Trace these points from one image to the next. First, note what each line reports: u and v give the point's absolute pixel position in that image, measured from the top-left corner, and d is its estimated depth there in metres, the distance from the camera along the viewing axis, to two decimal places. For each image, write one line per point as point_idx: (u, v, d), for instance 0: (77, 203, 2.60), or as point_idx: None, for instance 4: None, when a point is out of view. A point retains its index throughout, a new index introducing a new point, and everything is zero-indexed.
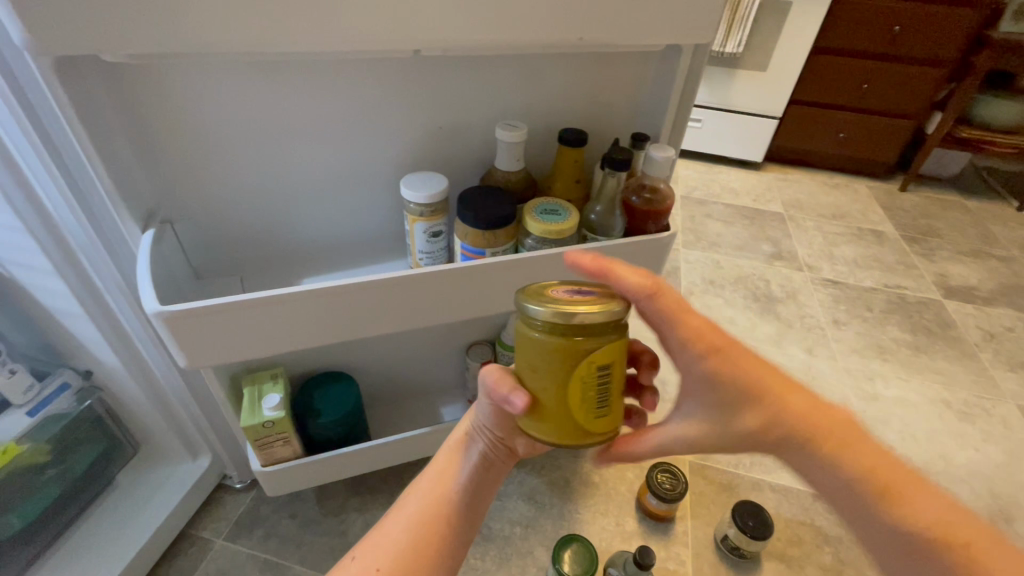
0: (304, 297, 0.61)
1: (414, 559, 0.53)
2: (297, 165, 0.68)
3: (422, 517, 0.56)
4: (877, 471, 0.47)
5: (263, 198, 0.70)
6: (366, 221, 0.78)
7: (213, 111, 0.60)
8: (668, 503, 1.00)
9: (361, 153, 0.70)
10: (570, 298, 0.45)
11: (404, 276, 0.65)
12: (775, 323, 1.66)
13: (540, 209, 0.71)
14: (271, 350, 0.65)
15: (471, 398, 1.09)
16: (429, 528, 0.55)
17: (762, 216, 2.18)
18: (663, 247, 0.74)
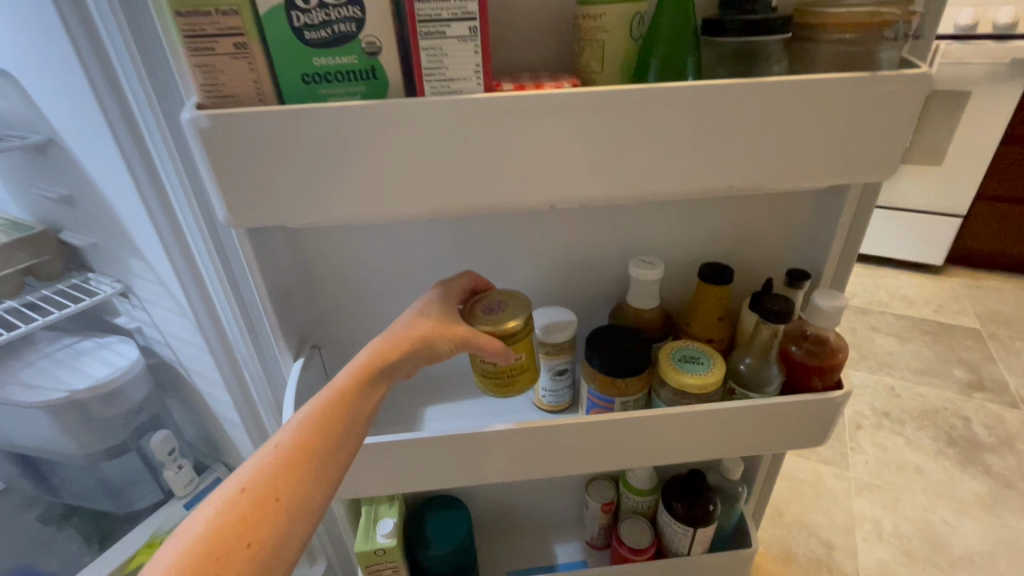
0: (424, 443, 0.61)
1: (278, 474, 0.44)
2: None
3: (302, 448, 0.46)
4: None
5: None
6: None
7: (365, 259, 0.66)
8: None
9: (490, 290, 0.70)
10: (499, 314, 0.61)
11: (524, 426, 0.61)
12: (985, 479, 1.29)
13: (679, 355, 0.64)
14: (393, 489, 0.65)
15: (589, 540, 0.98)
16: (304, 444, 0.46)
17: (949, 332, 1.81)
18: (833, 410, 0.61)
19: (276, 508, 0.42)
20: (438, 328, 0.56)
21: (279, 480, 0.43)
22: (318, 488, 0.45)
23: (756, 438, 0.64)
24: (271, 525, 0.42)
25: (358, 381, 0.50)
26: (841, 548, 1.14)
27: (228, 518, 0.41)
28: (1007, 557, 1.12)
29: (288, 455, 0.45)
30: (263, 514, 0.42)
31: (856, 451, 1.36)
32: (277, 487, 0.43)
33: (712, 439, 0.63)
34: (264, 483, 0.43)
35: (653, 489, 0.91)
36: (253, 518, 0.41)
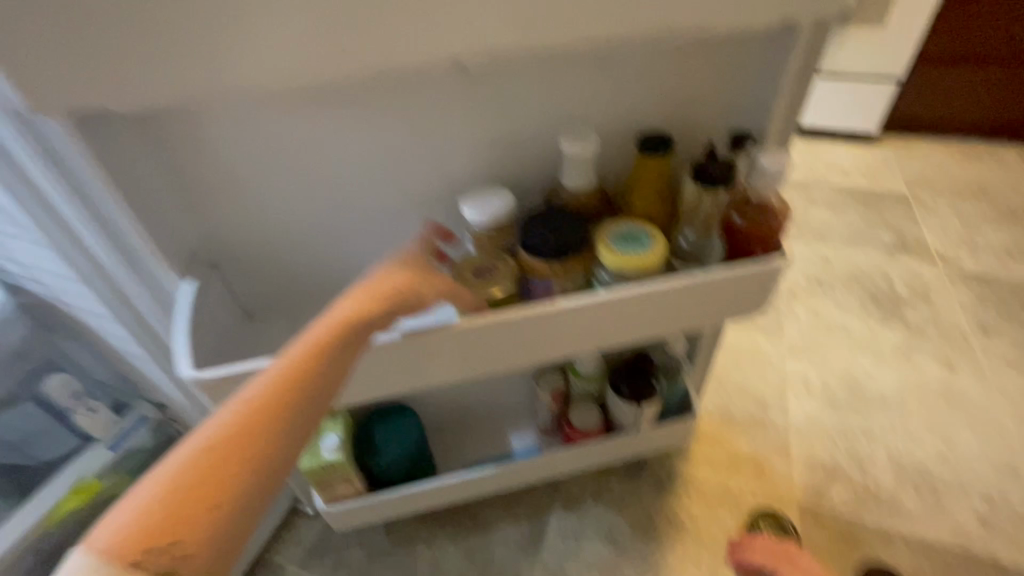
0: None
1: (250, 431, 0.37)
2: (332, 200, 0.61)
3: (273, 401, 0.39)
4: None
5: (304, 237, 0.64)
6: None
7: (244, 152, 0.55)
8: None
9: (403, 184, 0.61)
10: (485, 280, 0.61)
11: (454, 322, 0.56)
12: (903, 331, 1.39)
13: (619, 235, 0.59)
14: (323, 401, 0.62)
15: (541, 427, 1.01)
16: (280, 399, 0.39)
17: (879, 199, 1.87)
18: (774, 277, 0.60)
19: (237, 479, 0.36)
20: (418, 280, 0.51)
21: (241, 443, 0.36)
22: (286, 454, 0.39)
23: (695, 313, 0.62)
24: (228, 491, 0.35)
25: (336, 333, 0.44)
26: (775, 406, 1.22)
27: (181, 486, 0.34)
28: (917, 396, 1.23)
29: (250, 418, 0.38)
30: (222, 484, 0.35)
31: (790, 318, 1.43)
32: (250, 446, 0.37)
33: (653, 319, 0.61)
34: (225, 444, 0.36)
35: (600, 374, 0.92)
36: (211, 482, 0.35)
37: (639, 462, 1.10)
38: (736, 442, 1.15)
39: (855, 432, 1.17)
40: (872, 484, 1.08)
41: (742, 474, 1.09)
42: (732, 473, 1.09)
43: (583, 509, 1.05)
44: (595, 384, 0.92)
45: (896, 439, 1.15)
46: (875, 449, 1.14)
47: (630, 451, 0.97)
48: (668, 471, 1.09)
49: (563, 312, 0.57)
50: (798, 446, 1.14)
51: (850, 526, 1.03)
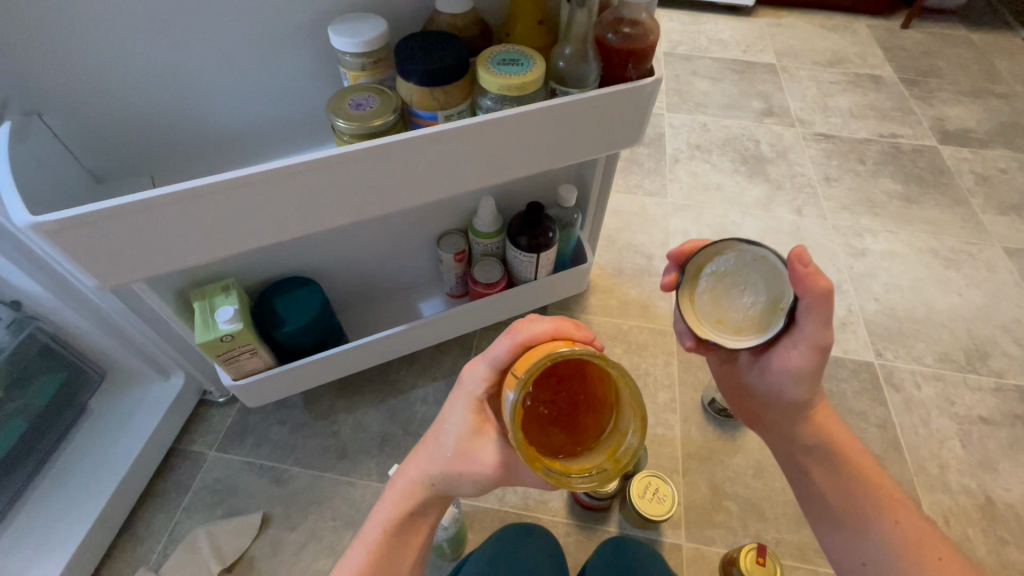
0: (239, 183, 0.54)
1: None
2: (214, 84, 0.63)
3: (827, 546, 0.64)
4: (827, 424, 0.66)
5: (169, 105, 0.63)
6: (272, 103, 0.68)
7: (96, 20, 0.54)
8: None
9: (289, 69, 0.65)
10: (366, 112, 0.57)
11: (341, 152, 0.55)
12: (764, 185, 1.57)
13: (499, 58, 0.58)
14: (191, 249, 0.59)
15: (449, 291, 1.04)
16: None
17: (752, 69, 1.98)
18: (646, 97, 0.63)
19: None
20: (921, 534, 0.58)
21: None
22: None
23: (575, 142, 0.65)
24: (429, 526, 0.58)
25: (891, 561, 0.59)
26: (660, 257, 1.36)
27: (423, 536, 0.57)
28: (772, 238, 1.42)
29: None
30: None
31: (672, 181, 1.55)
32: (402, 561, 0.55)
33: (529, 148, 0.63)
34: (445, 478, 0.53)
35: (500, 232, 0.95)
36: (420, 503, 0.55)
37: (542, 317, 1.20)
38: (625, 290, 1.28)
39: None
40: None
41: (631, 315, 1.22)
42: (623, 316, 1.22)
43: None
44: (496, 241, 0.95)
45: None
46: None
47: (534, 301, 1.04)
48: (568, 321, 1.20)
49: (433, 138, 0.57)
50: None
51: None
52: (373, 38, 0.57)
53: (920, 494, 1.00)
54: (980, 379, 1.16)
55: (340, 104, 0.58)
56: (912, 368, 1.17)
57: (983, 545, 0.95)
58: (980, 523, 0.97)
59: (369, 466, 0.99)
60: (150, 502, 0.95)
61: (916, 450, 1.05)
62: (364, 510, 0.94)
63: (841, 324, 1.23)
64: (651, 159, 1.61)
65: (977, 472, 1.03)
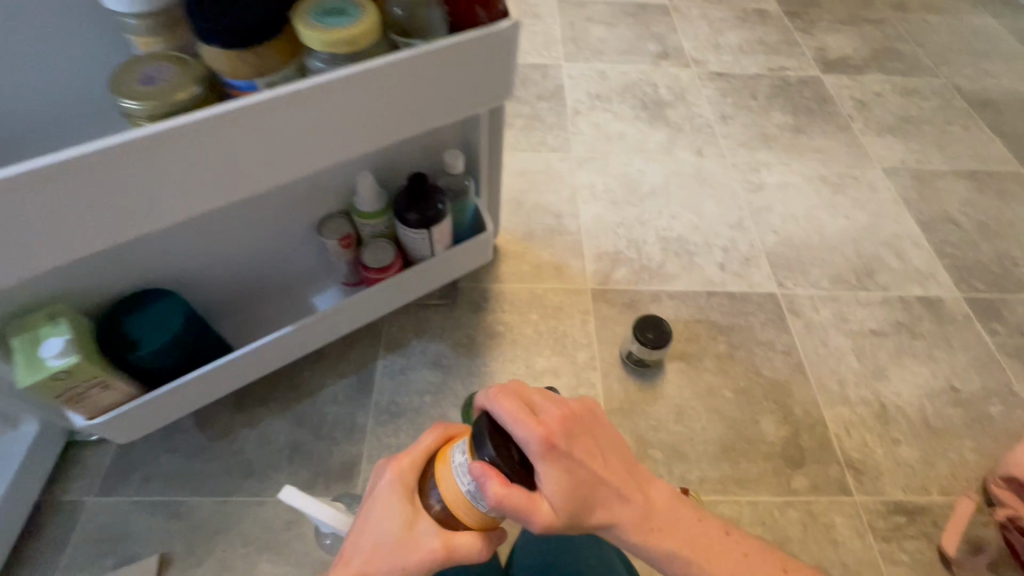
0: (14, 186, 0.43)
1: None
2: None
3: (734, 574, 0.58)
4: (642, 496, 0.58)
5: None
6: None
7: None
8: (650, 350, 1.01)
9: None
10: (160, 87, 0.47)
11: (146, 135, 0.45)
12: (665, 130, 1.56)
13: (321, 8, 0.48)
14: None
15: (344, 281, 0.95)
16: None
17: (646, 11, 1.95)
18: (506, 42, 0.56)
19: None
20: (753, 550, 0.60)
21: None
22: None
23: (442, 101, 0.58)
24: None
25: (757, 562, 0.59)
26: (569, 214, 1.32)
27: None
28: (677, 182, 1.42)
29: None
30: None
31: (575, 134, 1.51)
32: None
33: (388, 111, 0.55)
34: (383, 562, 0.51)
35: (386, 210, 0.87)
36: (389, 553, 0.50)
37: (453, 293, 1.14)
38: (537, 252, 1.23)
39: (633, 221, 1.32)
40: (646, 260, 1.24)
41: (544, 278, 1.19)
42: (536, 280, 1.19)
43: (407, 348, 1.07)
44: (383, 220, 0.87)
45: (661, 221, 1.33)
46: (648, 232, 1.31)
47: (438, 279, 0.98)
48: (481, 293, 1.15)
49: (266, 108, 0.48)
50: (588, 243, 1.26)
51: (632, 296, 1.18)
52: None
53: (824, 411, 1.06)
54: (869, 295, 1.23)
55: (126, 80, 0.47)
56: (810, 294, 1.22)
57: (879, 449, 1.03)
58: (876, 428, 1.05)
59: (279, 481, 0.91)
60: (22, 568, 0.82)
61: (818, 370, 1.11)
62: (278, 529, 0.87)
63: (745, 260, 1.26)
64: (553, 113, 1.55)
65: (871, 382, 1.10)
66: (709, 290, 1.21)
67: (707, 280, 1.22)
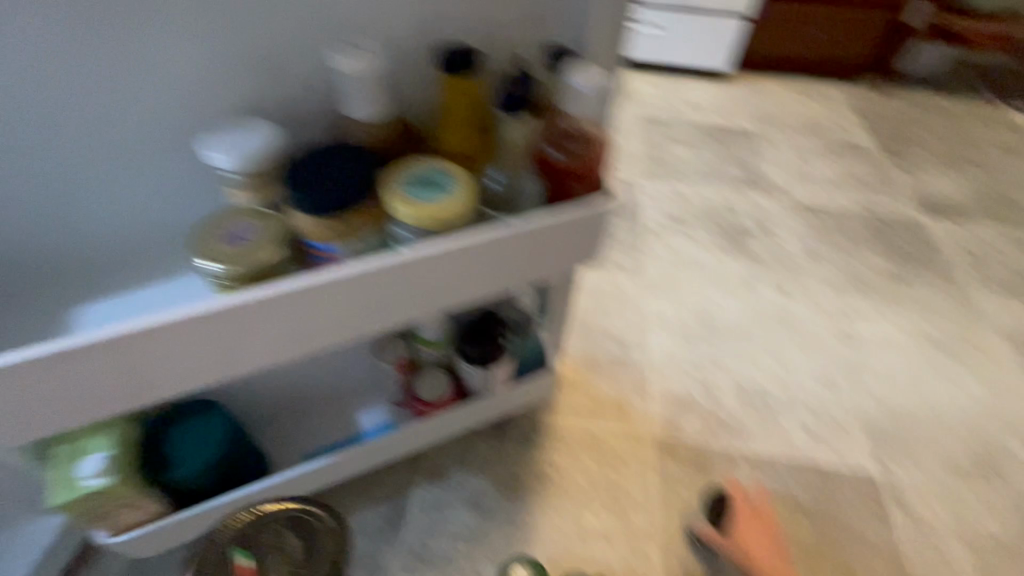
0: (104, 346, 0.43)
1: None
2: None
3: None
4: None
5: None
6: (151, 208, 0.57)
7: None
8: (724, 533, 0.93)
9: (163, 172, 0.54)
10: (240, 247, 0.45)
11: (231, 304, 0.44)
12: (747, 261, 1.47)
13: (416, 180, 0.47)
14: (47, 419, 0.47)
15: (393, 401, 0.89)
16: None
17: (729, 136, 1.93)
18: (604, 216, 0.52)
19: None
20: None
21: None
22: None
23: (529, 268, 0.54)
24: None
25: None
26: (636, 344, 1.22)
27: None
28: (757, 321, 1.32)
29: None
30: None
31: (649, 256, 1.45)
32: None
33: (470, 278, 0.52)
34: None
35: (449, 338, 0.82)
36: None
37: (505, 422, 1.04)
38: (599, 385, 1.14)
39: (707, 362, 1.21)
40: (720, 411, 1.12)
41: (604, 417, 1.09)
42: (595, 417, 1.09)
43: (446, 479, 0.98)
44: (444, 349, 0.82)
45: (740, 365, 1.22)
46: (725, 377, 1.19)
47: (492, 413, 0.90)
48: (533, 425, 1.05)
49: (347, 282, 0.46)
50: (657, 381, 1.16)
51: (702, 453, 1.06)
52: (254, 157, 0.46)
53: None
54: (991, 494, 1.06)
55: (210, 235, 0.46)
56: (915, 482, 1.05)
57: None
58: None
59: None
60: None
61: None
62: None
63: (837, 427, 1.11)
64: (627, 231, 1.51)
65: None
66: (792, 459, 1.07)
67: (789, 446, 1.09)
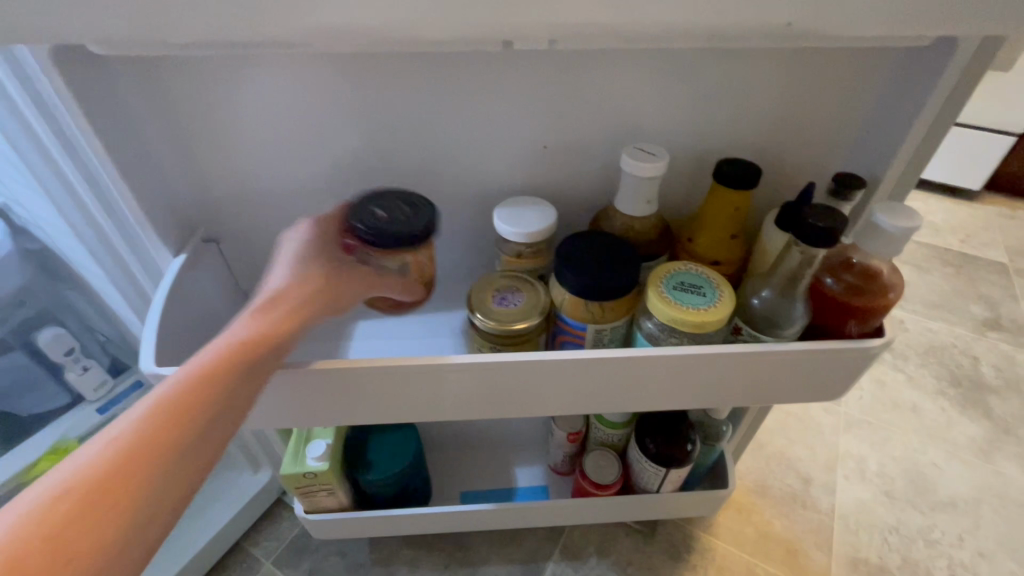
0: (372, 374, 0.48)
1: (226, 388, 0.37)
2: None
3: None
4: None
5: None
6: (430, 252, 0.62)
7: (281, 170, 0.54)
8: None
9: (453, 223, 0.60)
10: (507, 311, 0.51)
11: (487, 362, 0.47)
12: (982, 423, 1.20)
13: (679, 282, 0.48)
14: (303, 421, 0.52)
15: (552, 466, 0.90)
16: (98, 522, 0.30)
17: (973, 264, 1.61)
18: (866, 359, 0.47)
19: None
20: None
21: None
22: None
23: (765, 389, 0.51)
24: (137, 508, 0.31)
25: None
26: (820, 484, 1.06)
27: (104, 485, 0.31)
28: (992, 504, 1.06)
29: None
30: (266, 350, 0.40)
31: (850, 384, 1.26)
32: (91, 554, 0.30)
33: (703, 384, 0.50)
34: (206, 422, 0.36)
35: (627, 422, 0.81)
36: (189, 437, 0.34)
37: (654, 523, 0.98)
38: (768, 518, 1.01)
39: (913, 534, 1.01)
40: None
41: (770, 558, 0.96)
42: (759, 555, 0.96)
43: (582, 562, 0.94)
44: (620, 432, 0.81)
45: (962, 552, 0.99)
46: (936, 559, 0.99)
47: (649, 512, 0.85)
48: (685, 537, 0.97)
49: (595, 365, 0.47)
50: (843, 538, 0.99)
51: None
52: (536, 233, 0.52)
53: None
54: None
55: (481, 294, 0.52)
56: None
57: None
58: None
59: None
60: None
61: None
62: None
63: None
64: None
65: None
66: None
67: None
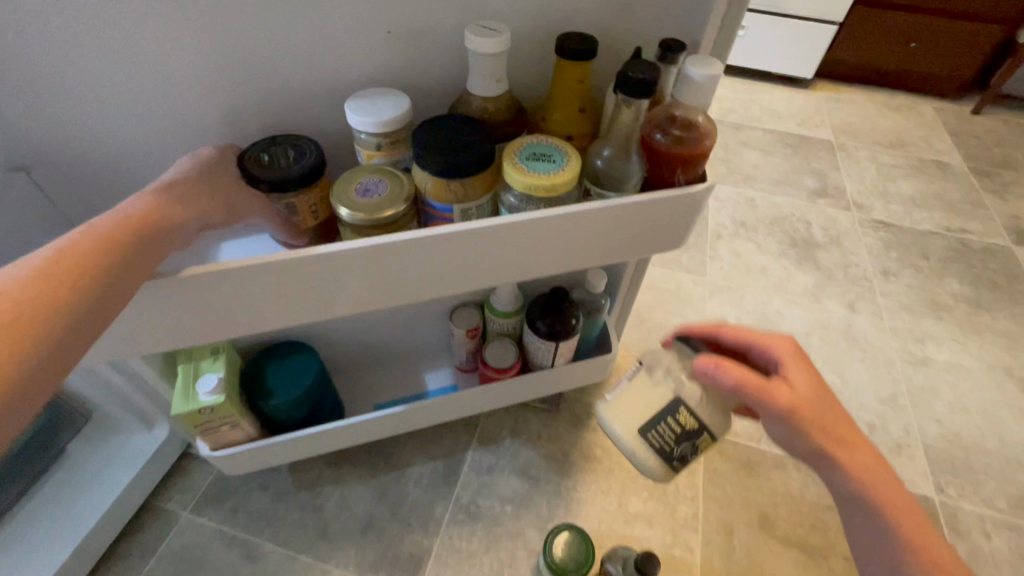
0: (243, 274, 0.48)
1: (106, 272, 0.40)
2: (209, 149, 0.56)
3: None
4: None
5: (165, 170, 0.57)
6: None
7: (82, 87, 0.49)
8: None
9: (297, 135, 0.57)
10: (372, 201, 0.51)
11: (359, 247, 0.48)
12: (815, 274, 1.44)
13: (531, 153, 0.51)
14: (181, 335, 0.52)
15: (458, 365, 0.95)
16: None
17: (807, 144, 1.85)
18: (695, 203, 0.54)
19: None
20: None
21: None
22: None
23: (621, 242, 0.57)
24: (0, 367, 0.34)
25: None
26: None
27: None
28: (821, 334, 1.30)
29: None
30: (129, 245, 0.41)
31: (714, 259, 1.44)
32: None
33: (567, 245, 0.55)
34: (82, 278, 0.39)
35: (518, 310, 0.87)
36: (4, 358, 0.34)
37: (558, 400, 1.09)
38: None
39: None
40: None
41: None
42: None
43: (498, 445, 1.03)
44: (514, 320, 0.87)
45: None
46: None
47: (549, 387, 0.94)
48: (586, 407, 1.09)
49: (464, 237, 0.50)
50: None
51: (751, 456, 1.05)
52: (390, 120, 0.51)
53: None
54: None
55: (344, 189, 0.52)
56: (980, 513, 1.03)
57: None
58: None
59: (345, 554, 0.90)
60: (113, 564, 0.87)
61: None
62: None
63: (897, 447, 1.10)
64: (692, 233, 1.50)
65: None
66: None
67: None
